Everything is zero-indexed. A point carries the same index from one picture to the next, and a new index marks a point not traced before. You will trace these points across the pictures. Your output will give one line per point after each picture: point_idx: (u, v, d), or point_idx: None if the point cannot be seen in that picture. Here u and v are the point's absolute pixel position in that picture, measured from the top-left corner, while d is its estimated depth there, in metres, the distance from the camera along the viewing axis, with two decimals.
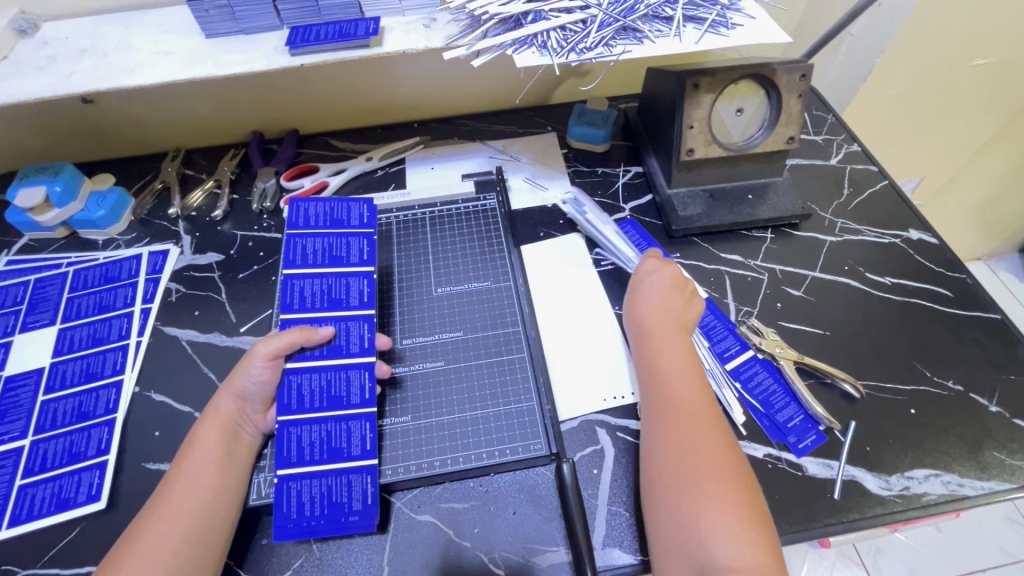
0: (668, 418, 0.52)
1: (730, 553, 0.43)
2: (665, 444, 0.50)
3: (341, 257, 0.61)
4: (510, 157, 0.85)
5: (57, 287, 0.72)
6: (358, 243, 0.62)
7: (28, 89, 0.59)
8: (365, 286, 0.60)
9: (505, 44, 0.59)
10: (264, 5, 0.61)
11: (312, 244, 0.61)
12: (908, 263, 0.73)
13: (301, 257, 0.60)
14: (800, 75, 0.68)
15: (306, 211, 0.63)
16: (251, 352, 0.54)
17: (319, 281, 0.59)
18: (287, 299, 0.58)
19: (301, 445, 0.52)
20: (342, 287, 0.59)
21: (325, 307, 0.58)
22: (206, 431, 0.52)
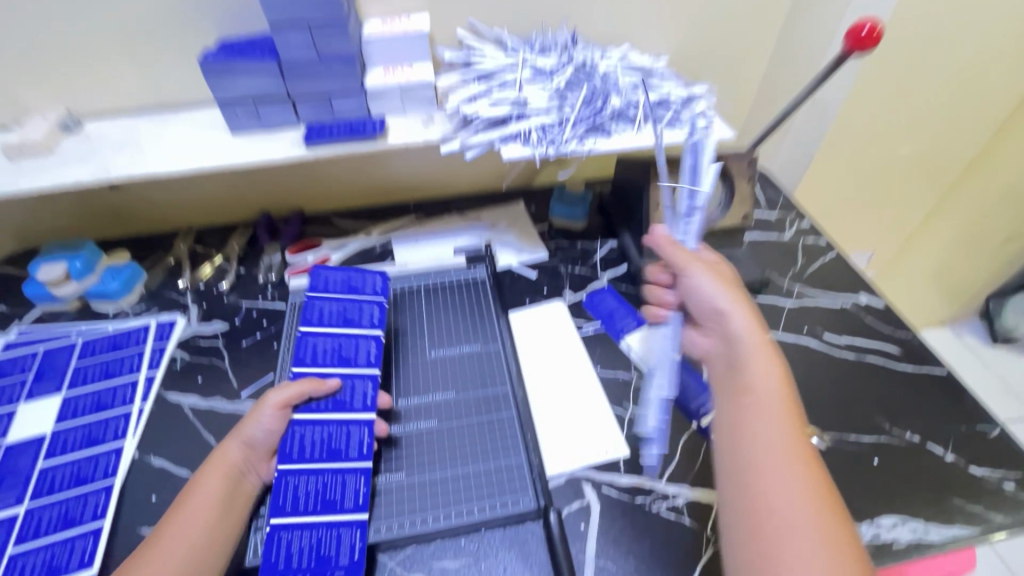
0: (762, 466, 0.44)
1: None
2: (764, 502, 0.42)
3: (352, 317, 0.67)
4: (498, 232, 0.94)
5: (65, 357, 0.76)
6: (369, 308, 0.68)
7: (70, 177, 0.67)
8: (372, 347, 0.65)
9: (494, 138, 0.70)
10: (285, 107, 0.72)
11: (328, 305, 0.68)
12: (860, 324, 0.80)
13: (316, 316, 0.66)
14: (748, 162, 0.79)
15: (325, 275, 0.70)
16: (263, 401, 0.58)
17: (330, 339, 0.65)
18: (300, 355, 0.63)
19: (297, 494, 0.54)
20: (352, 345, 0.65)
21: (334, 363, 0.63)
22: (209, 476, 0.54)
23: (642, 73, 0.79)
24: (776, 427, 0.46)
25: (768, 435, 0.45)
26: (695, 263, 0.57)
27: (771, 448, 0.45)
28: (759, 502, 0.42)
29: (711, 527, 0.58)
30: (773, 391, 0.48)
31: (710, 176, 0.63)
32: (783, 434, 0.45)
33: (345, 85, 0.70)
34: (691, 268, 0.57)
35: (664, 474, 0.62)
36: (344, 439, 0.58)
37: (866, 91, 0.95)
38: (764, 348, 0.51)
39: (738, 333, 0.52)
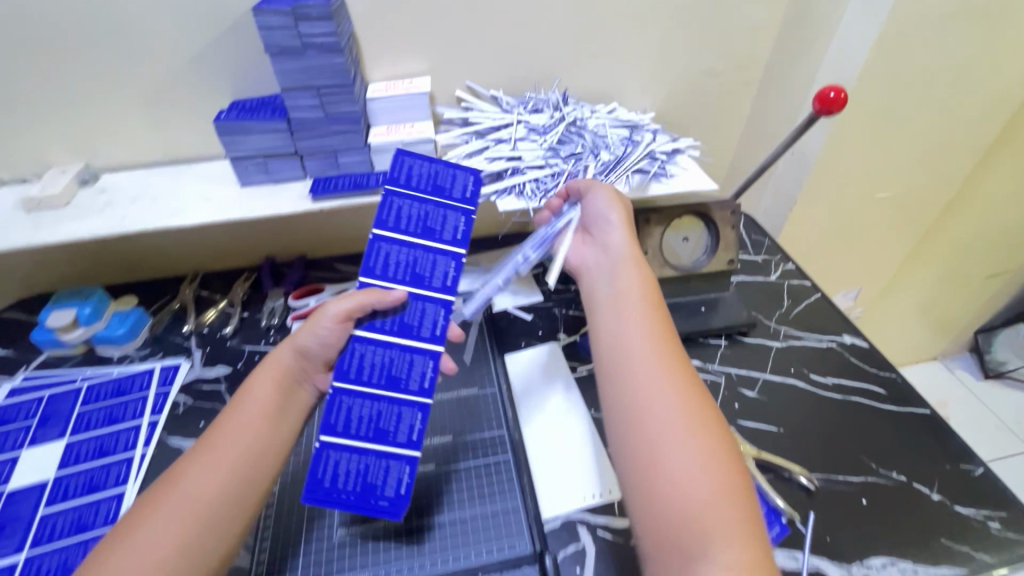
0: (627, 348, 0.53)
1: (688, 471, 0.44)
2: (629, 374, 0.51)
3: (428, 224, 0.66)
4: (494, 276, 0.97)
5: (69, 402, 0.77)
6: (450, 219, 0.67)
7: (87, 230, 0.70)
8: (439, 314, 0.62)
9: (491, 192, 0.74)
10: (293, 162, 0.76)
11: (406, 205, 0.66)
12: (845, 364, 0.83)
13: (391, 216, 0.65)
14: (731, 211, 0.84)
15: (406, 169, 0.68)
16: (323, 310, 0.60)
17: (405, 247, 0.64)
18: (372, 259, 0.63)
19: (350, 418, 0.58)
20: (427, 258, 0.64)
21: (407, 280, 0.63)
22: (266, 374, 0.59)
23: (629, 128, 0.84)
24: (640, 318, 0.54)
25: (639, 339, 0.53)
26: (595, 187, 0.67)
27: (643, 352, 0.52)
28: (632, 400, 0.49)
29: None
30: (639, 291, 0.57)
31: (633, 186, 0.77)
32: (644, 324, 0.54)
33: (351, 142, 0.75)
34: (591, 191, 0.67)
35: None
36: (407, 367, 0.60)
37: (840, 142, 1.01)
38: (639, 268, 0.59)
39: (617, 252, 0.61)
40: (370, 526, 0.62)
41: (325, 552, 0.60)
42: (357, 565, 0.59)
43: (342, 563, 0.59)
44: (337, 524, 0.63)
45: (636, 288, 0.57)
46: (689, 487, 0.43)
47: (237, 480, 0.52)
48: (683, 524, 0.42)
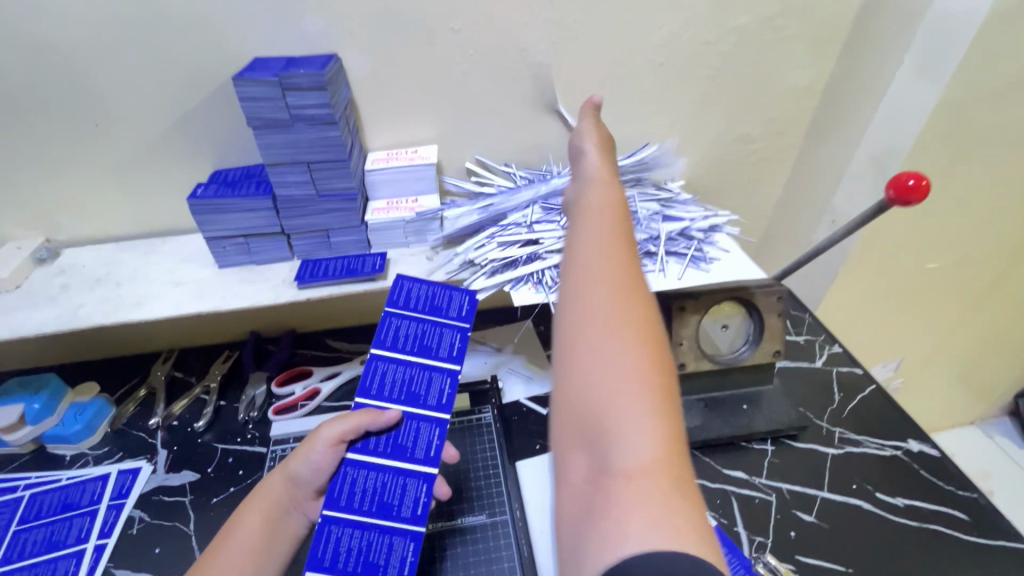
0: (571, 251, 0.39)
1: (625, 428, 0.31)
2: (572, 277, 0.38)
3: (427, 343, 0.57)
4: (505, 358, 0.86)
5: (5, 518, 0.66)
6: (452, 337, 0.57)
7: (33, 323, 0.60)
8: (435, 435, 0.52)
9: (503, 281, 0.63)
10: (278, 242, 0.66)
11: (407, 321, 0.57)
12: (915, 479, 0.71)
13: (390, 335, 0.56)
14: (776, 297, 0.73)
15: (409, 289, 0.59)
16: (315, 432, 0.52)
17: (403, 368, 0.55)
18: (367, 379, 0.54)
19: (339, 549, 0.48)
20: (425, 379, 0.55)
21: (402, 403, 0.54)
22: (252, 516, 0.50)
23: (660, 201, 0.76)
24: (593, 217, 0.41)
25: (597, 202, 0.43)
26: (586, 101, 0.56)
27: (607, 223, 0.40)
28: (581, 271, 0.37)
29: None
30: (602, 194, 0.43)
31: (676, 271, 0.69)
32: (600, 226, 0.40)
33: (345, 221, 0.66)
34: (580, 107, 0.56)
35: None
36: (398, 493, 0.50)
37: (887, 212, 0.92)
38: (605, 158, 0.49)
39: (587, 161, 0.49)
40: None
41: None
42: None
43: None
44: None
45: (604, 178, 0.46)
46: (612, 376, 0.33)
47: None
48: (601, 444, 0.31)
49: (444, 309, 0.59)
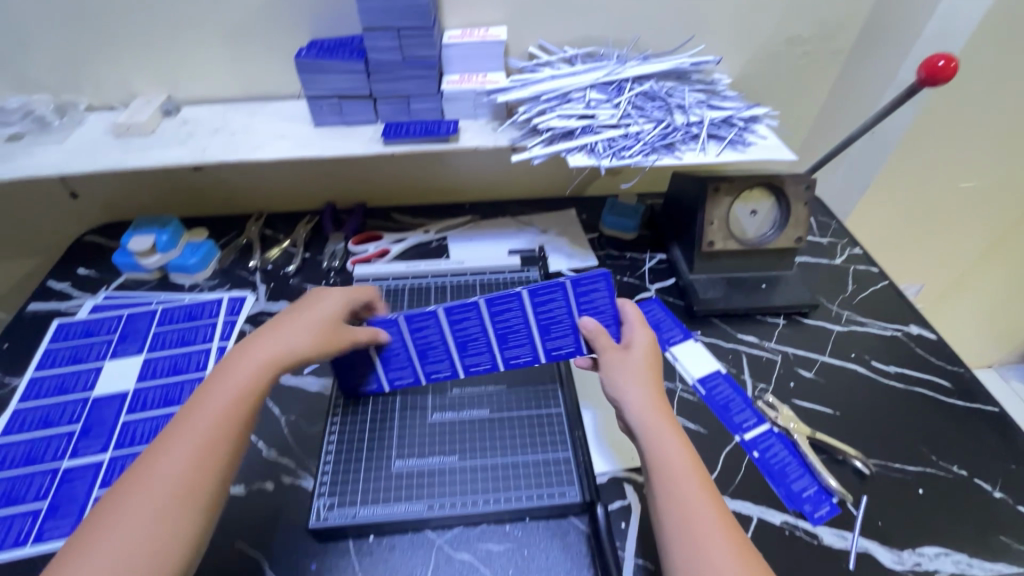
0: (682, 518, 0.47)
1: None
2: (693, 533, 0.46)
3: (549, 329, 0.63)
4: (550, 237, 0.97)
5: (146, 322, 0.82)
6: (567, 343, 0.64)
7: (172, 157, 0.73)
8: (441, 372, 0.67)
9: (560, 149, 0.72)
10: (367, 105, 0.76)
11: (559, 307, 0.62)
12: (910, 355, 0.80)
13: (543, 303, 0.61)
14: (805, 186, 0.80)
15: (593, 289, 0.61)
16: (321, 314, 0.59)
17: (482, 329, 0.63)
18: (460, 309, 0.62)
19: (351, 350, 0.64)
20: (481, 349, 0.65)
21: (454, 341, 0.64)
22: (247, 366, 0.53)
23: (706, 92, 0.81)
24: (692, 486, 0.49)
25: (652, 415, 0.54)
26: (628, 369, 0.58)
27: (675, 450, 0.52)
28: (679, 503, 0.48)
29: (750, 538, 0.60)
30: (678, 444, 0.52)
31: (714, 151, 0.75)
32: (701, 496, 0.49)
33: (425, 88, 0.75)
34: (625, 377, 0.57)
35: None
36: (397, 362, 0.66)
37: (929, 123, 0.95)
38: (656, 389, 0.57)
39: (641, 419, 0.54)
40: (421, 461, 0.64)
41: (383, 480, 0.62)
42: (408, 495, 0.61)
43: (399, 490, 0.61)
44: (395, 456, 0.65)
45: (644, 385, 0.57)
46: None
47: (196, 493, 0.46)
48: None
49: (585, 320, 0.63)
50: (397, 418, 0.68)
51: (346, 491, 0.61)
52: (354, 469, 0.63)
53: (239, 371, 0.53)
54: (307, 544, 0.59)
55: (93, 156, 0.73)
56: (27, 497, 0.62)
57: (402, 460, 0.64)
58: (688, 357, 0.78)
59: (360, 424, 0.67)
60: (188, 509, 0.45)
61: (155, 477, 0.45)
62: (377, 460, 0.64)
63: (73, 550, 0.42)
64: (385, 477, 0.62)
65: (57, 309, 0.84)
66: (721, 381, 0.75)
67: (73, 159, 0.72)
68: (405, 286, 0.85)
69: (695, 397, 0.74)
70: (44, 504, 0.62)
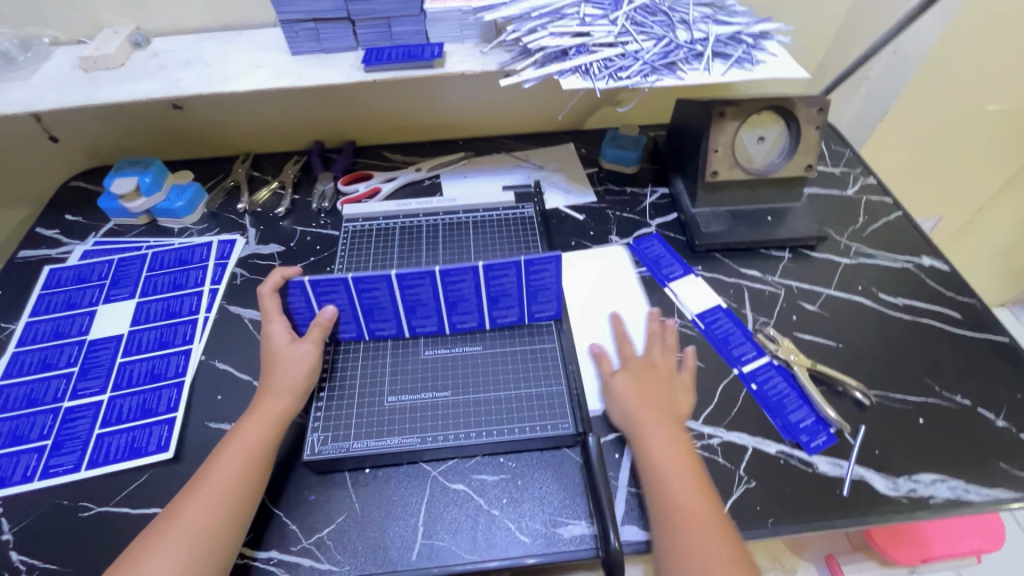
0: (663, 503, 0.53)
1: None
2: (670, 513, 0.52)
3: (537, 295, 0.67)
4: (546, 173, 0.93)
5: (136, 267, 0.81)
6: (511, 314, 0.69)
7: (144, 92, 0.69)
8: (387, 330, 0.69)
9: (552, 71, 0.67)
10: (346, 29, 0.71)
11: (511, 282, 0.66)
12: (919, 287, 0.77)
13: (496, 277, 0.65)
14: (818, 109, 0.74)
15: (544, 269, 0.65)
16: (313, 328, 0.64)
17: (433, 296, 0.66)
18: (413, 276, 0.64)
19: (333, 297, 0.65)
20: (430, 314, 0.68)
21: (403, 303, 0.66)
22: (255, 422, 0.58)
23: (713, 6, 0.74)
24: (675, 478, 0.54)
25: (647, 418, 0.59)
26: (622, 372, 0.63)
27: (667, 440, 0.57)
28: (668, 499, 0.53)
29: (744, 467, 0.60)
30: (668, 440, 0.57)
31: (719, 70, 0.69)
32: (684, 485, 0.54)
33: (406, 8, 0.69)
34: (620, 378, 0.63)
35: (700, 416, 0.64)
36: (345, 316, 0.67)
37: (959, 37, 0.87)
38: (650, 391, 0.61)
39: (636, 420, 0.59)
40: (413, 397, 0.64)
41: (376, 415, 0.62)
42: (400, 430, 0.61)
43: (391, 425, 0.61)
44: (387, 393, 0.64)
45: (636, 392, 0.61)
46: None
47: (212, 537, 0.50)
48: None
49: (533, 296, 0.67)
50: (389, 356, 0.68)
51: (340, 426, 0.61)
52: (348, 405, 0.63)
53: (253, 425, 0.57)
54: (306, 474, 0.60)
55: (62, 92, 0.69)
56: (32, 436, 0.63)
57: (394, 396, 0.64)
58: (689, 292, 0.76)
59: (352, 363, 0.67)
60: (209, 550, 0.49)
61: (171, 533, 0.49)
62: (370, 397, 0.64)
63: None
64: (379, 412, 0.63)
65: (47, 256, 0.83)
66: (721, 317, 0.73)
67: (41, 95, 0.69)
68: (397, 226, 0.83)
69: (693, 331, 0.73)
70: (48, 442, 0.63)
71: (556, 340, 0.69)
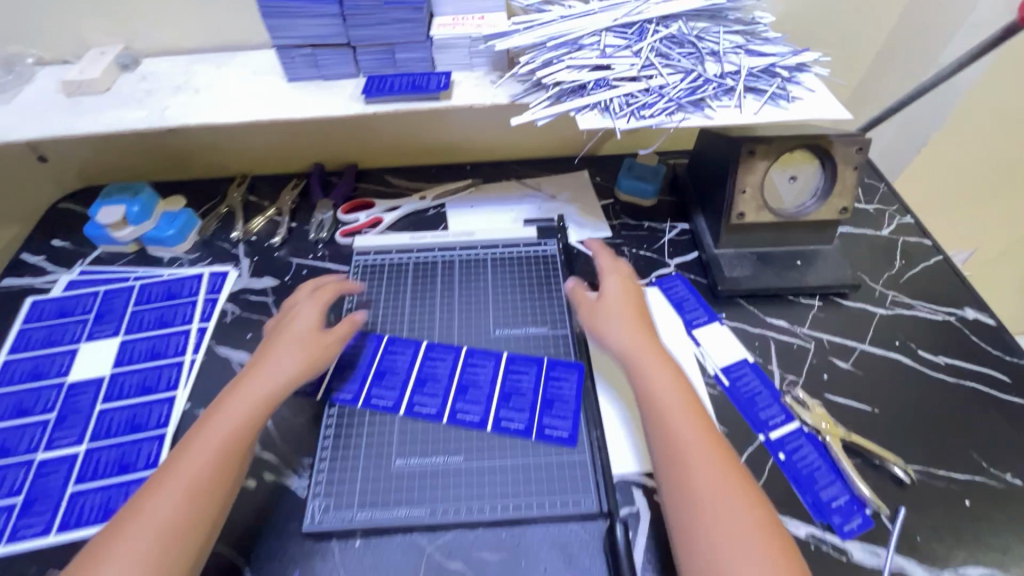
0: (666, 436, 0.51)
1: None
2: (679, 453, 0.49)
3: (552, 406, 0.60)
4: (559, 203, 0.87)
5: (123, 300, 0.76)
6: (520, 418, 0.59)
7: (126, 122, 0.64)
8: (383, 404, 0.61)
9: (570, 106, 0.61)
10: (345, 55, 0.66)
11: (528, 383, 0.62)
12: (963, 344, 0.71)
13: (515, 374, 0.63)
14: (856, 148, 0.68)
15: (565, 378, 0.62)
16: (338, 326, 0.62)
17: (449, 374, 0.63)
18: (440, 350, 0.65)
19: (357, 356, 0.65)
20: (438, 392, 0.61)
21: (416, 374, 0.63)
22: (241, 398, 0.54)
23: (744, 34, 0.68)
24: (676, 416, 0.52)
25: (640, 346, 0.57)
26: (610, 307, 0.62)
27: (665, 379, 0.54)
28: (668, 432, 0.51)
29: None
30: (663, 369, 0.56)
31: (751, 107, 0.63)
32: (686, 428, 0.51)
33: (411, 34, 0.64)
34: (608, 315, 0.61)
35: None
36: (350, 379, 0.63)
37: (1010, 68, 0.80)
38: (638, 322, 0.60)
39: (628, 348, 0.58)
40: (423, 460, 0.57)
41: (382, 480, 0.56)
42: (409, 499, 0.55)
43: (399, 492, 0.55)
44: (396, 453, 0.58)
45: (633, 324, 0.59)
46: (728, 528, 0.44)
47: (172, 523, 0.46)
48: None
49: (547, 407, 0.60)
50: (398, 421, 0.60)
51: (342, 491, 0.55)
52: (351, 467, 0.57)
53: (235, 406, 0.53)
54: (293, 545, 0.53)
55: (41, 120, 0.65)
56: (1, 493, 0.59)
57: (403, 458, 0.57)
58: (714, 342, 0.71)
59: (358, 420, 0.60)
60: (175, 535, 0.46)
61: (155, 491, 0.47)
62: (375, 459, 0.57)
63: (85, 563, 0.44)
64: (385, 476, 0.56)
65: (31, 286, 0.79)
66: (747, 372, 0.68)
67: (18, 123, 0.64)
68: (409, 260, 0.78)
69: (716, 389, 0.67)
70: (18, 499, 0.59)
71: (577, 386, 0.62)
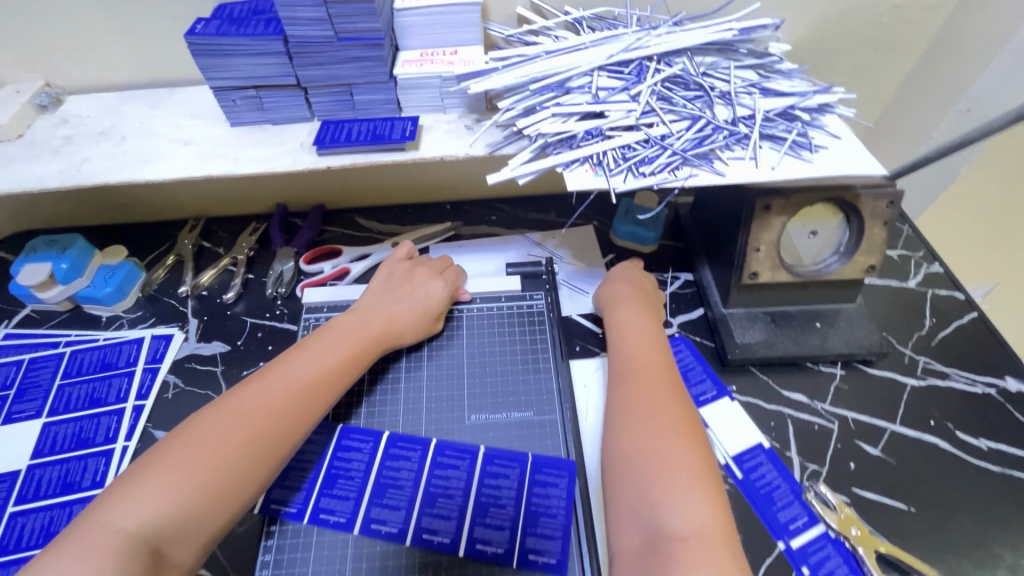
0: (624, 377, 0.55)
1: (673, 509, 0.43)
2: (625, 396, 0.52)
3: (536, 520, 0.52)
4: (549, 251, 0.78)
5: (49, 372, 0.67)
6: (498, 538, 0.51)
7: (35, 178, 0.55)
8: (336, 519, 0.53)
9: (557, 160, 0.52)
10: (295, 97, 0.57)
11: (509, 492, 0.54)
12: (1008, 423, 0.62)
13: (493, 478, 0.55)
14: (888, 202, 0.58)
15: (552, 484, 0.54)
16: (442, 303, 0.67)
17: (414, 480, 0.55)
18: (404, 446, 0.57)
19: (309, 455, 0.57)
20: (401, 503, 0.54)
21: (376, 480, 0.55)
22: (337, 341, 0.57)
23: (758, 70, 0.59)
24: (643, 353, 0.57)
25: (623, 294, 0.65)
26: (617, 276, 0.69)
27: (639, 324, 0.60)
28: (624, 371, 0.55)
29: None
30: (642, 318, 0.61)
31: (767, 158, 0.53)
32: (649, 364, 0.55)
33: (370, 73, 0.55)
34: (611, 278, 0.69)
35: None
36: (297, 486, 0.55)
37: None
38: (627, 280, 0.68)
39: (616, 301, 0.64)
40: None
41: None
42: None
43: None
44: None
45: (627, 289, 0.66)
46: (661, 448, 0.47)
47: (251, 446, 0.47)
48: (661, 539, 0.42)
49: (530, 522, 0.52)
50: (353, 542, 0.52)
51: None
52: None
53: (330, 346, 0.56)
54: None
55: None
56: None
57: None
58: (723, 424, 0.62)
59: (305, 541, 0.52)
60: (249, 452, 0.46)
61: (248, 401, 0.49)
62: None
63: (169, 454, 0.44)
64: None
65: None
66: (762, 461, 0.59)
67: None
68: None
69: (726, 483, 0.58)
70: None
71: (567, 495, 0.53)
